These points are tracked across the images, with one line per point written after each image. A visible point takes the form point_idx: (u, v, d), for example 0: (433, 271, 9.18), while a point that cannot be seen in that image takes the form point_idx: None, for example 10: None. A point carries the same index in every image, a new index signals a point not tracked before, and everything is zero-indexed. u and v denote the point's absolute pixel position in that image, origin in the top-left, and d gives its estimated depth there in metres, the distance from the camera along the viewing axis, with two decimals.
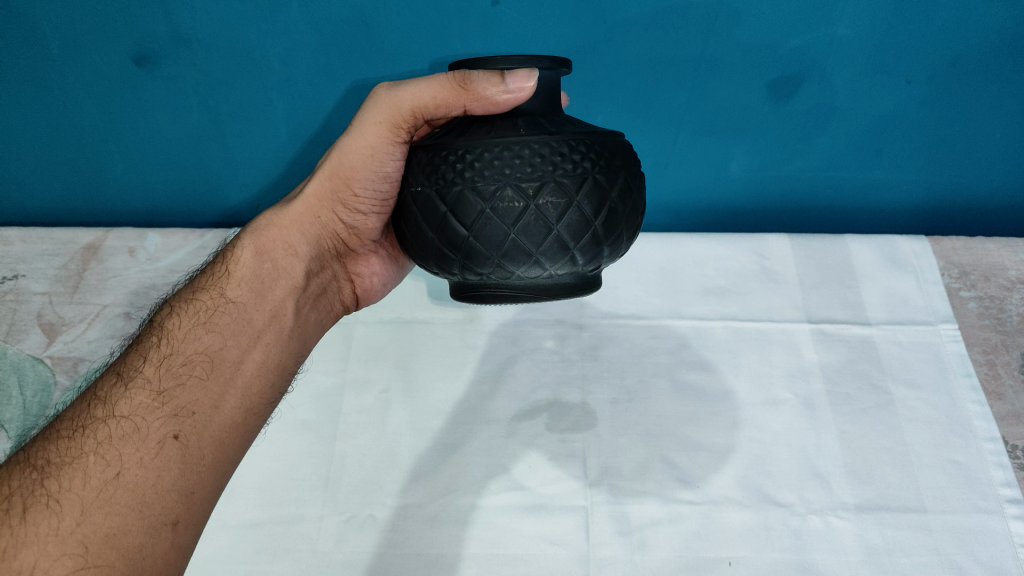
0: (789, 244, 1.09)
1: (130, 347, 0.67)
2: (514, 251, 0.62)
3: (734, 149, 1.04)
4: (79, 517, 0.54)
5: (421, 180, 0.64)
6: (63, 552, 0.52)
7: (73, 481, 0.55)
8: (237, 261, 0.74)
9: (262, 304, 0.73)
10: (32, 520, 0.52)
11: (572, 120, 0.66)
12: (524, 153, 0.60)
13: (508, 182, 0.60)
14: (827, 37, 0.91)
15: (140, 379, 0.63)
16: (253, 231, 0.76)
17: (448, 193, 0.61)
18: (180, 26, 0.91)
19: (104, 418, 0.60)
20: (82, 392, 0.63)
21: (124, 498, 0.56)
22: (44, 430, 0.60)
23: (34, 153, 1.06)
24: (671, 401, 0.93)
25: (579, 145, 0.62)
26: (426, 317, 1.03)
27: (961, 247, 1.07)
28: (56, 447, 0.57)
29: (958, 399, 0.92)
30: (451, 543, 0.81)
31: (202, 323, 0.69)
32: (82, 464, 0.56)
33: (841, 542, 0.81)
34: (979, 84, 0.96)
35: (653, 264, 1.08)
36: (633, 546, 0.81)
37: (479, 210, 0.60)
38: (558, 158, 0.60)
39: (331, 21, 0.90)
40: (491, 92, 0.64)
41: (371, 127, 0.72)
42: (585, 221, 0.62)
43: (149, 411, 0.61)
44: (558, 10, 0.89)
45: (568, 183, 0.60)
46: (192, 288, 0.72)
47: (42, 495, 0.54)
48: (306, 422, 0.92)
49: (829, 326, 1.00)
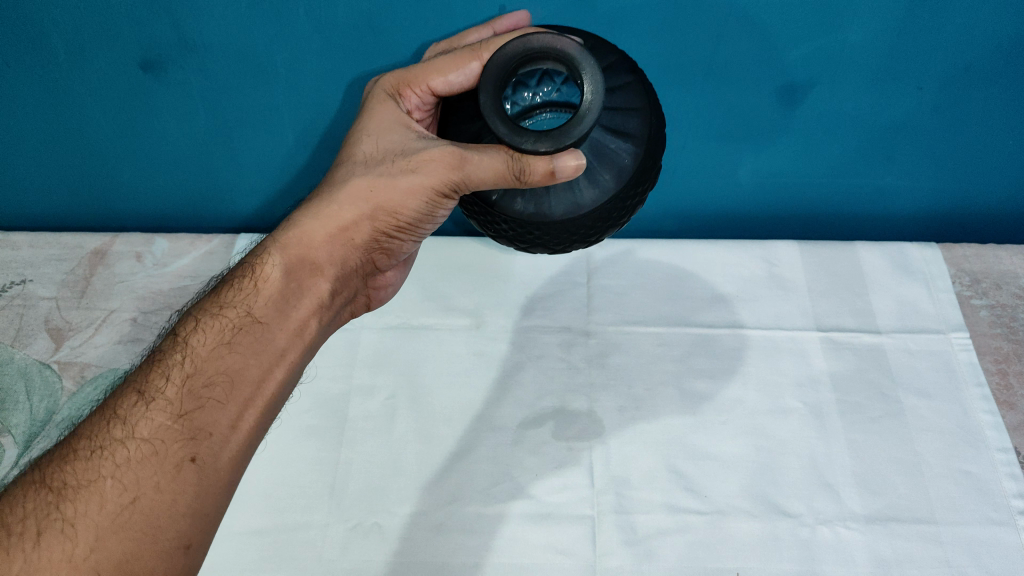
0: (799, 251, 1.05)
1: (154, 362, 0.66)
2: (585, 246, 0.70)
3: (744, 153, 1.03)
4: (93, 543, 0.57)
5: (495, 229, 0.65)
6: None
7: (88, 507, 0.58)
8: (266, 278, 0.70)
9: (284, 323, 0.69)
10: (47, 545, 0.57)
11: (616, 129, 0.59)
12: (588, 222, 0.61)
13: (579, 241, 0.63)
14: (838, 42, 0.89)
15: (161, 400, 0.63)
16: (283, 251, 0.71)
17: (527, 245, 0.64)
18: (185, 32, 0.90)
19: (123, 440, 0.61)
20: (104, 408, 0.64)
21: (138, 523, 0.59)
22: (65, 447, 0.62)
23: (41, 155, 1.06)
24: (680, 410, 0.92)
25: (635, 188, 0.60)
26: (431, 323, 0.99)
27: (972, 255, 1.05)
28: (77, 469, 0.60)
29: (970, 408, 0.92)
30: (457, 552, 0.82)
31: (228, 344, 0.67)
32: (99, 488, 0.59)
33: (850, 552, 0.83)
34: (991, 90, 0.94)
35: (663, 275, 1.03)
36: (641, 555, 0.82)
37: (553, 251, 0.66)
38: (619, 209, 0.61)
39: (337, 25, 0.88)
40: (541, 181, 0.58)
41: (427, 168, 0.66)
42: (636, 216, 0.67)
43: (168, 435, 0.62)
44: (569, 12, 0.87)
45: (627, 218, 0.63)
46: (219, 301, 0.70)
47: (58, 519, 0.58)
48: (311, 428, 0.91)
49: (838, 335, 0.99)
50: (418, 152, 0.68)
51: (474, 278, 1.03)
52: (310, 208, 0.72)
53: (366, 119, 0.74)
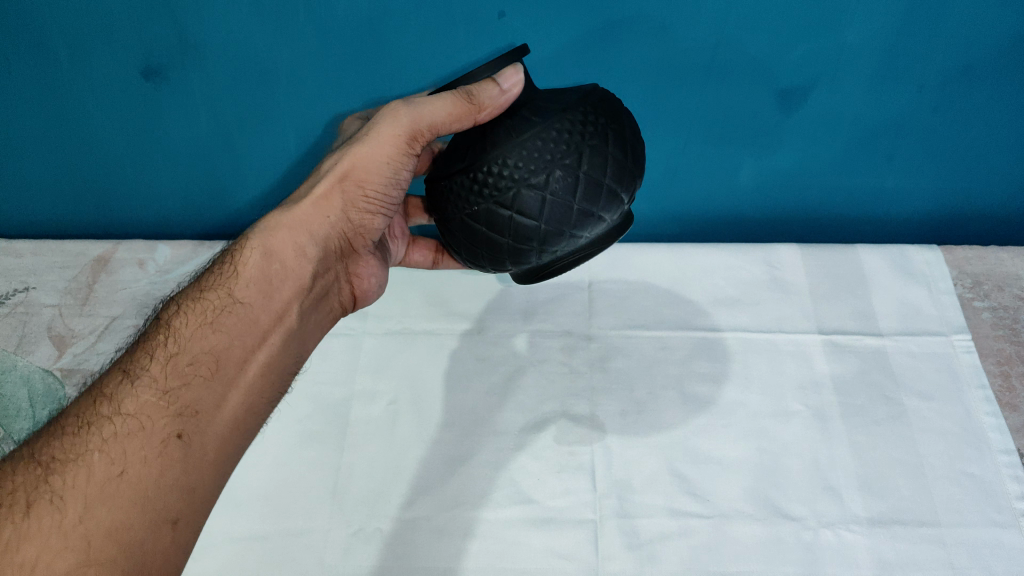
0: (800, 254, 1.06)
1: (139, 344, 0.68)
2: (583, 218, 0.63)
3: (744, 157, 1.03)
4: (82, 513, 0.56)
5: (473, 200, 0.63)
6: (66, 547, 0.55)
7: (77, 477, 0.57)
8: (244, 261, 0.71)
9: (268, 305, 0.71)
10: (37, 514, 0.55)
11: (553, 91, 0.67)
12: (554, 135, 0.61)
13: (554, 164, 0.61)
14: (837, 45, 0.88)
15: (146, 376, 0.64)
16: (259, 229, 0.73)
17: (510, 202, 0.62)
18: (186, 39, 0.90)
19: (110, 415, 0.61)
20: (89, 390, 0.64)
21: (127, 494, 0.58)
22: (50, 427, 0.61)
23: (46, 162, 1.07)
24: (681, 412, 0.92)
25: (590, 111, 0.63)
26: (432, 328, 1.00)
27: (975, 257, 1.04)
28: (63, 444, 0.59)
29: (972, 410, 0.92)
30: (460, 556, 0.82)
31: (212, 322, 0.68)
32: (87, 460, 0.58)
33: (853, 555, 0.82)
34: (992, 92, 0.94)
35: (663, 279, 1.04)
36: (644, 560, 0.81)
37: (540, 202, 0.61)
38: (580, 123, 0.62)
39: (337, 31, 0.88)
40: (492, 94, 0.64)
41: (381, 128, 0.71)
42: (622, 162, 0.64)
43: (155, 410, 0.62)
44: (569, 19, 0.85)
45: (600, 143, 0.62)
46: (200, 287, 0.71)
47: (47, 490, 0.56)
48: (314, 433, 0.91)
49: (840, 337, 0.99)
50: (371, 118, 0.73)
51: (475, 283, 1.03)
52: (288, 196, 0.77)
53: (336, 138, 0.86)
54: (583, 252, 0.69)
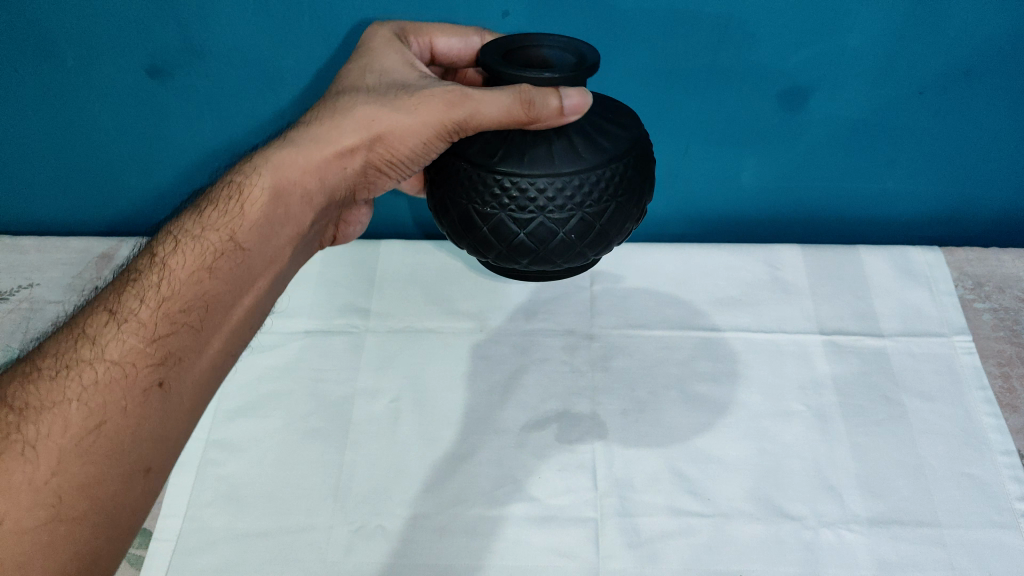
0: (801, 255, 1.08)
1: (127, 281, 0.62)
2: (578, 257, 0.65)
3: (745, 159, 1.03)
4: (54, 467, 0.51)
5: (490, 202, 0.62)
6: (35, 504, 0.50)
7: (51, 429, 0.52)
8: (252, 200, 0.66)
9: (266, 249, 0.66)
10: (6, 467, 0.50)
11: (606, 116, 0.65)
12: (594, 181, 0.61)
13: (580, 211, 0.61)
14: (838, 47, 0.89)
15: (134, 321, 0.58)
16: (273, 166, 0.67)
17: (525, 223, 0.62)
18: (192, 38, 0.90)
19: (90, 361, 0.56)
20: (72, 329, 0.58)
21: (102, 447, 0.53)
22: (26, 367, 0.55)
23: (51, 160, 1.07)
24: (682, 411, 0.93)
25: (630, 167, 0.63)
26: (437, 326, 1.01)
27: (975, 259, 1.07)
28: (39, 390, 0.54)
29: (972, 411, 0.92)
30: (461, 554, 0.82)
31: (208, 266, 0.63)
32: (62, 410, 0.53)
33: (853, 555, 0.81)
34: (992, 95, 0.94)
35: (665, 279, 1.06)
36: (644, 559, 0.81)
37: (552, 235, 0.62)
38: (618, 177, 0.62)
39: (342, 32, 0.89)
40: (547, 111, 0.58)
41: (426, 107, 0.65)
42: (631, 219, 0.66)
43: (139, 357, 0.57)
44: (572, 20, 0.86)
45: (625, 200, 0.63)
46: (201, 223, 0.65)
47: (17, 441, 0.51)
48: (316, 431, 0.92)
49: (841, 338, 0.99)
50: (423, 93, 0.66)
51: (478, 283, 1.06)
52: (305, 124, 0.69)
53: (362, 53, 0.76)
54: (556, 276, 0.72)
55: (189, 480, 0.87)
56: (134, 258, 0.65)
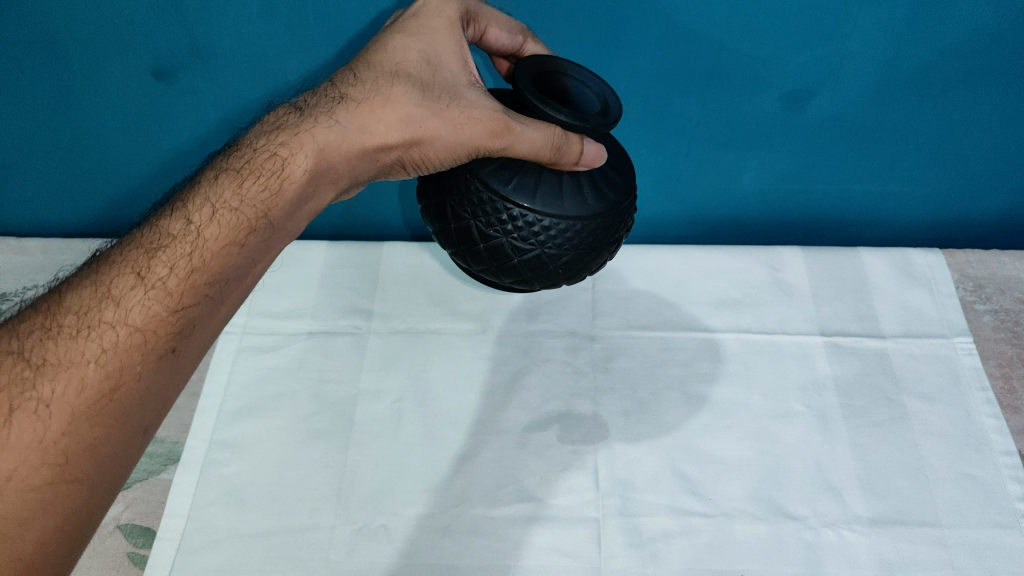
0: (802, 256, 1.08)
1: (155, 243, 0.63)
2: (556, 280, 0.72)
3: (747, 161, 1.04)
4: (65, 427, 0.55)
5: (494, 226, 0.67)
6: (42, 461, 0.54)
7: (66, 389, 0.56)
8: (290, 178, 0.66)
9: (287, 224, 0.68)
10: (19, 423, 0.54)
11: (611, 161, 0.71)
12: (593, 226, 0.67)
13: (574, 249, 0.68)
14: (839, 52, 0.89)
15: (160, 288, 0.60)
16: (316, 145, 0.67)
17: (522, 250, 0.67)
18: (196, 40, 0.91)
19: (113, 323, 0.58)
20: (96, 286, 0.61)
21: (111, 411, 0.57)
22: (49, 321, 0.59)
23: (55, 161, 1.08)
24: (684, 413, 0.93)
25: (622, 216, 0.70)
26: (439, 327, 1.01)
27: (976, 261, 1.07)
28: (59, 348, 0.57)
29: (974, 412, 0.92)
30: (463, 554, 0.82)
31: (239, 243, 0.64)
32: (79, 371, 0.56)
33: (854, 555, 0.82)
34: (993, 99, 0.95)
35: (665, 280, 1.06)
36: (646, 558, 0.82)
37: (543, 265, 0.69)
38: (612, 224, 0.69)
39: (346, 33, 0.89)
40: (568, 158, 0.64)
41: (471, 128, 0.66)
42: (606, 256, 0.74)
43: (161, 326, 0.59)
44: (574, 23, 0.87)
45: (608, 242, 0.71)
46: (238, 190, 0.65)
47: (33, 398, 0.55)
48: (320, 431, 0.92)
49: (842, 339, 0.99)
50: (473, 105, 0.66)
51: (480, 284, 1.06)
52: (354, 103, 0.69)
53: (419, 29, 0.74)
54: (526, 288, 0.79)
55: (192, 481, 0.88)
56: (163, 214, 0.66)
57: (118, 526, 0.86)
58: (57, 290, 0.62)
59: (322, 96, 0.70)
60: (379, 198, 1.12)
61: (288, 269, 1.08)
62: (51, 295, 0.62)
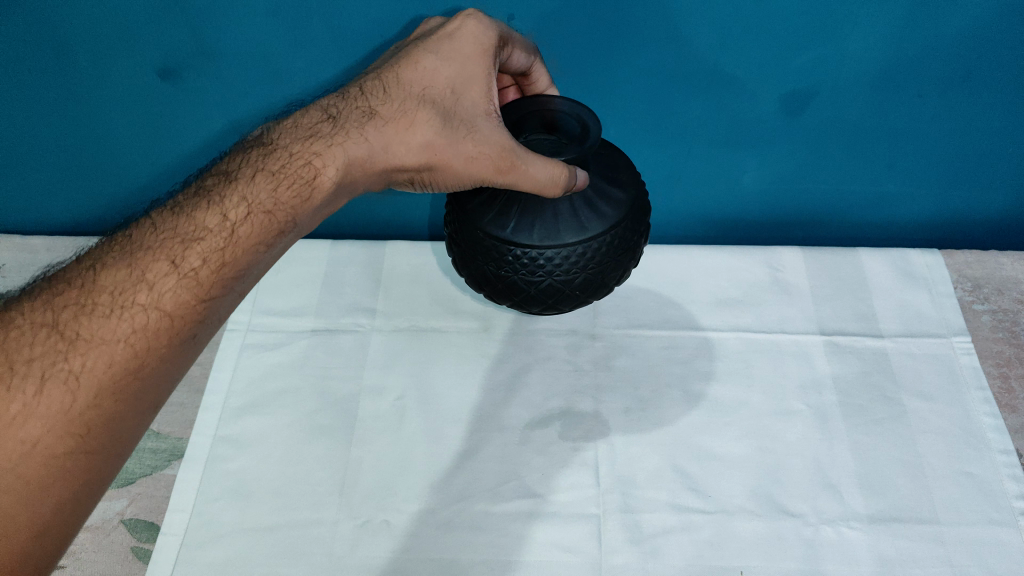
0: (802, 256, 1.09)
1: (190, 232, 0.64)
2: (580, 302, 0.72)
3: (747, 161, 1.05)
4: (90, 401, 0.59)
5: (504, 267, 0.67)
6: (67, 431, 0.58)
7: (95, 365, 0.59)
8: (319, 187, 0.67)
9: (308, 225, 0.69)
10: (49, 393, 0.58)
11: (606, 173, 0.68)
12: (596, 248, 0.66)
13: (584, 273, 0.67)
14: (838, 52, 0.90)
15: (192, 278, 0.62)
16: (346, 159, 0.68)
17: (534, 286, 0.68)
18: (202, 40, 0.92)
19: (145, 307, 0.61)
20: (130, 267, 0.62)
21: (133, 389, 0.60)
22: (85, 297, 0.61)
23: (61, 160, 1.09)
24: (684, 411, 0.94)
25: (628, 230, 0.67)
26: (441, 326, 1.02)
27: (974, 261, 1.08)
28: (92, 325, 0.60)
29: (971, 410, 0.93)
30: (465, 549, 0.83)
31: (267, 245, 0.66)
32: (108, 348, 0.60)
33: (853, 551, 0.83)
34: (991, 100, 0.95)
35: (665, 279, 1.07)
36: (646, 554, 0.82)
37: (559, 294, 0.69)
38: (617, 241, 0.67)
39: (350, 34, 0.90)
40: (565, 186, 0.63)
41: (478, 165, 0.65)
42: (624, 267, 0.72)
43: (187, 314, 0.62)
44: (577, 24, 0.88)
45: (621, 256, 0.69)
46: (273, 191, 0.67)
47: (64, 370, 0.58)
48: (323, 428, 0.93)
49: (841, 338, 1.00)
50: (487, 138, 0.66)
51: None
52: (382, 122, 0.69)
53: (450, 50, 0.72)
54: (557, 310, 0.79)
55: (196, 476, 0.88)
56: (196, 204, 0.66)
57: (122, 520, 0.87)
58: (91, 265, 0.64)
59: (352, 106, 0.71)
60: (383, 198, 1.13)
61: (291, 268, 1.08)
62: (85, 269, 0.64)
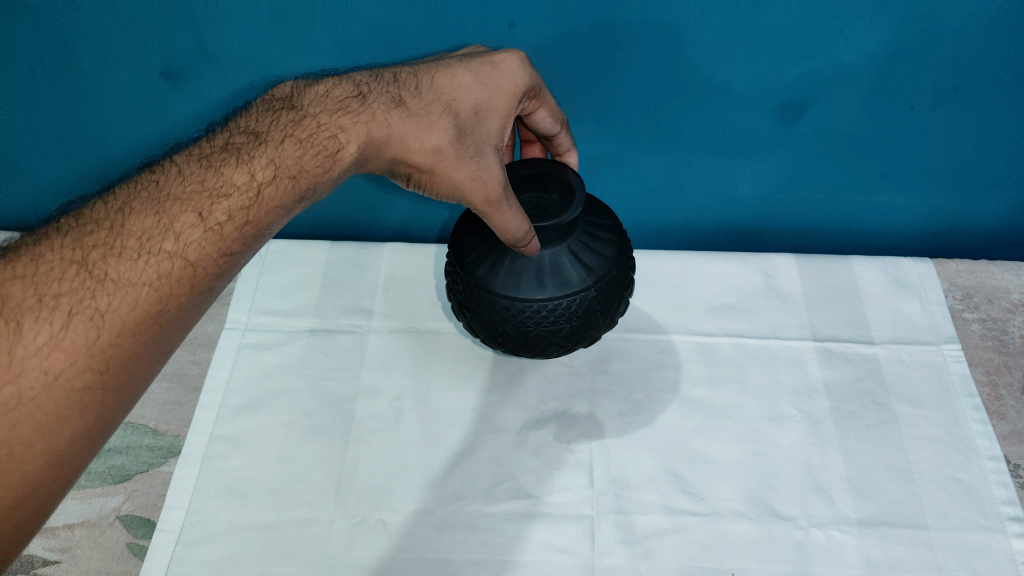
0: (796, 264, 1.11)
1: (217, 186, 0.66)
2: (514, 351, 0.81)
3: (744, 169, 1.06)
4: (112, 339, 0.60)
5: (456, 284, 0.79)
6: (87, 365, 0.59)
7: (120, 305, 0.60)
8: (339, 160, 0.70)
9: (316, 198, 0.72)
10: (73, 327, 0.58)
11: (572, 257, 0.74)
12: (521, 309, 0.74)
13: (507, 325, 0.76)
14: (831, 64, 0.92)
15: (217, 231, 0.65)
16: (367, 138, 0.71)
17: (471, 310, 0.79)
18: (206, 43, 0.93)
19: (172, 254, 0.63)
20: (157, 214, 0.64)
21: (153, 331, 0.62)
22: (112, 240, 0.62)
23: (63, 160, 1.10)
24: (678, 415, 0.95)
25: (562, 313, 0.74)
26: (438, 327, 1.04)
27: (965, 271, 1.10)
28: (119, 266, 0.61)
29: (961, 417, 0.94)
30: (459, 549, 0.83)
31: (287, 209, 0.69)
32: (134, 290, 0.61)
33: (842, 554, 0.83)
34: (982, 113, 0.97)
35: (660, 285, 1.08)
36: (638, 555, 0.83)
37: (488, 329, 0.79)
38: (545, 317, 0.74)
39: (352, 39, 0.92)
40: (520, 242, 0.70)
41: (473, 187, 0.71)
42: (563, 344, 0.79)
43: (209, 265, 0.65)
44: (575, 33, 0.89)
45: (549, 333, 0.76)
46: (297, 159, 0.69)
47: (90, 308, 0.59)
48: (320, 427, 0.94)
49: (834, 345, 1.01)
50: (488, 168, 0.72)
51: None
52: (407, 113, 0.72)
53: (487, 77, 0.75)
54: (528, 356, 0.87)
55: (193, 474, 0.89)
56: (223, 160, 0.68)
57: (118, 517, 0.88)
58: (118, 206, 0.64)
59: (382, 90, 0.73)
60: (383, 202, 1.14)
61: (290, 269, 1.10)
62: (109, 211, 0.64)
